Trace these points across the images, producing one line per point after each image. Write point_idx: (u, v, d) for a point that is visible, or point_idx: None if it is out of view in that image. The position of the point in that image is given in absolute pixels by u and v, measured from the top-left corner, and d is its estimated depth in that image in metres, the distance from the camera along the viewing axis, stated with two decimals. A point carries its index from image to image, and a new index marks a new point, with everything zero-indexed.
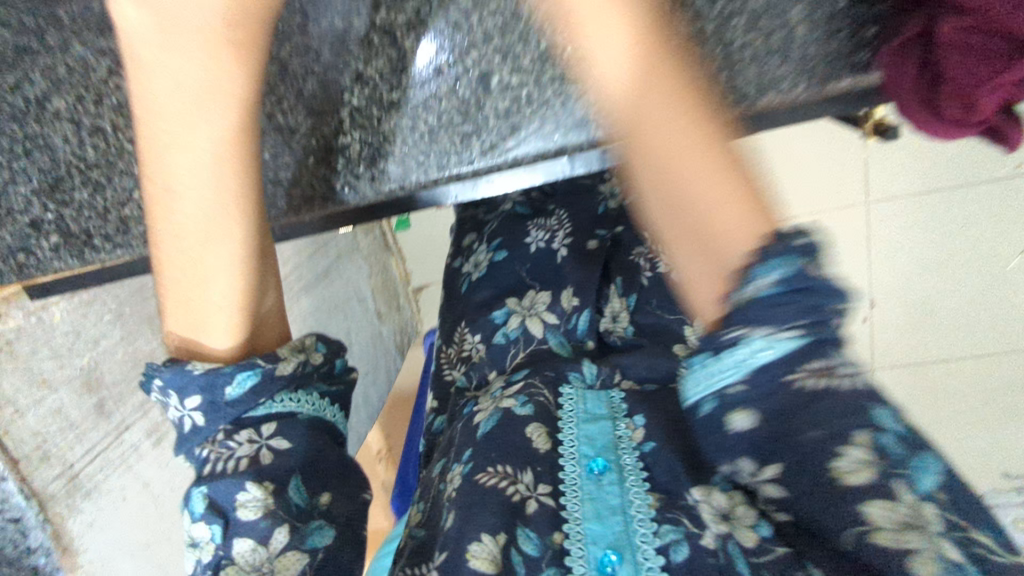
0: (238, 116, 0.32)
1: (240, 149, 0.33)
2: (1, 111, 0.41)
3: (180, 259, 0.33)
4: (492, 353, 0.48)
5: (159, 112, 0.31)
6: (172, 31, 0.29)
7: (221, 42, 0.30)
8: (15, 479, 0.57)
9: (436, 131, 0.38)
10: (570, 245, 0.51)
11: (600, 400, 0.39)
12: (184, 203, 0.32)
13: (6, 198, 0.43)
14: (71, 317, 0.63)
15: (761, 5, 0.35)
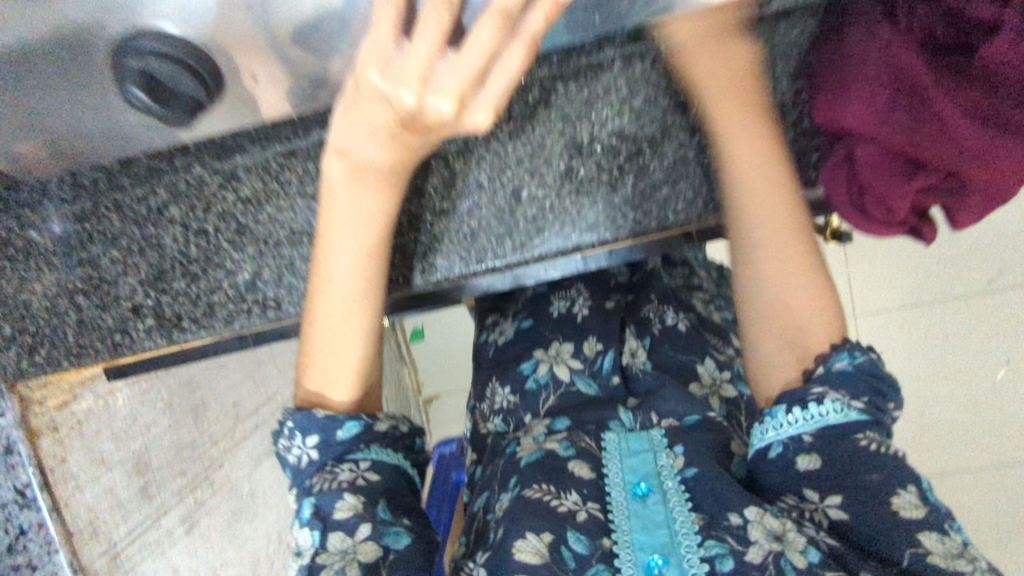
0: (382, 235, 0.44)
1: (377, 258, 0.44)
2: (124, 216, 0.50)
3: (327, 329, 0.45)
4: (526, 399, 0.56)
5: (336, 228, 0.43)
6: (359, 178, 0.41)
7: (388, 184, 0.41)
8: (67, 552, 0.60)
9: (476, 233, 0.48)
10: (590, 307, 0.61)
11: (642, 438, 0.49)
12: (336, 291, 0.44)
13: (114, 287, 0.52)
14: (132, 402, 0.69)
15: None
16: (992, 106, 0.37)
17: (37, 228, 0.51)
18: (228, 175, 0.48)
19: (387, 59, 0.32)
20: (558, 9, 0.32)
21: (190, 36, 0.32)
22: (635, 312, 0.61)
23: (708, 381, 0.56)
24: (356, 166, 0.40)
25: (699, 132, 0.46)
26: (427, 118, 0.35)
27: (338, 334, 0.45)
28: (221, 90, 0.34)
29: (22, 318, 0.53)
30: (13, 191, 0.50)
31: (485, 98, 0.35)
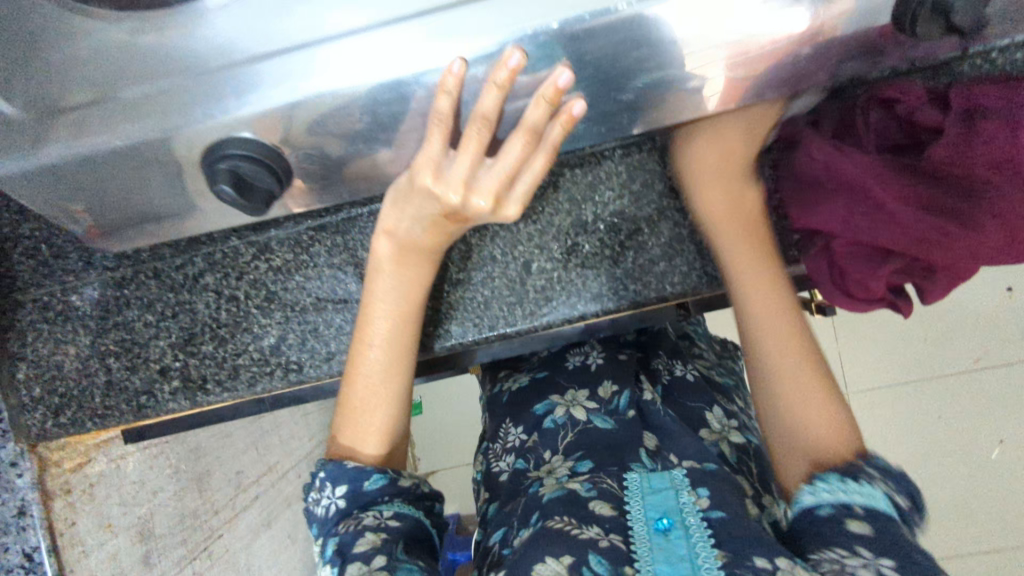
0: (419, 303, 0.47)
1: (412, 327, 0.48)
2: (162, 283, 0.54)
3: (364, 395, 0.48)
4: (544, 437, 0.59)
5: (377, 298, 0.47)
6: (405, 254, 0.46)
7: (429, 257, 0.46)
8: None
9: (489, 301, 0.52)
10: (603, 358, 0.67)
11: (664, 476, 0.48)
12: (373, 358, 0.47)
13: (145, 349, 0.55)
14: (141, 466, 0.71)
15: (718, 219, 0.50)
16: (940, 197, 0.41)
17: (80, 293, 0.55)
18: (261, 248, 0.53)
19: (435, 167, 0.38)
20: (573, 120, 0.37)
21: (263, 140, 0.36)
22: (645, 364, 0.67)
23: (718, 427, 0.58)
24: (399, 247, 0.45)
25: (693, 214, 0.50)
26: (468, 212, 0.41)
27: (372, 399, 0.48)
28: (287, 183, 0.39)
29: (53, 378, 0.56)
30: (62, 260, 0.54)
31: (517, 193, 0.41)
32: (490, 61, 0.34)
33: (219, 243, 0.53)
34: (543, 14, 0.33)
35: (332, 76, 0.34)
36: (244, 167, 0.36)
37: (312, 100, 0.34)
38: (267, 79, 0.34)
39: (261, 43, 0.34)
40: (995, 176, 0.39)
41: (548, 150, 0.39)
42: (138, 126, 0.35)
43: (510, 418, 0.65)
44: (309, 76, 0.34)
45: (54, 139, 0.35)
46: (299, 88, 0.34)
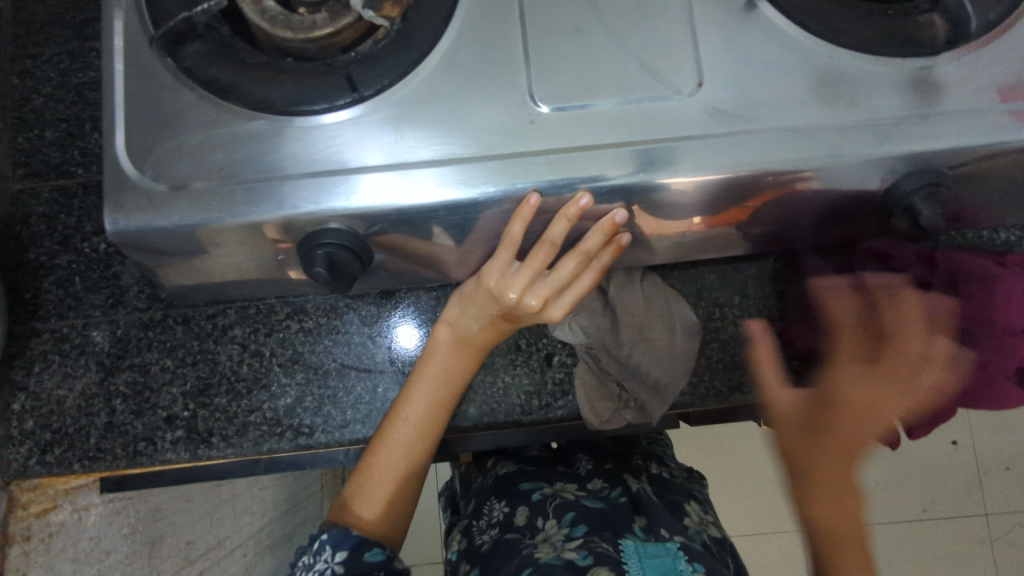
0: (459, 390, 0.51)
1: (446, 408, 0.51)
2: (190, 330, 0.55)
3: (383, 467, 0.50)
4: (538, 510, 0.66)
5: (423, 377, 0.50)
6: (459, 344, 0.50)
7: (477, 349, 0.50)
8: None
9: (509, 388, 0.54)
10: (591, 463, 0.76)
11: (659, 546, 0.57)
12: (402, 431, 0.50)
13: (155, 395, 0.55)
14: (102, 522, 0.64)
15: (730, 337, 0.55)
16: None
17: (102, 329, 0.55)
18: (295, 309, 0.55)
19: (500, 275, 0.46)
20: (620, 249, 0.47)
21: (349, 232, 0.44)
22: (628, 463, 0.78)
23: (698, 520, 0.70)
24: (456, 338, 0.50)
25: (706, 329, 0.55)
26: (521, 313, 0.47)
27: (392, 472, 0.50)
28: (368, 264, 0.46)
29: (50, 413, 0.54)
30: (94, 293, 0.56)
31: (565, 302, 0.47)
32: (560, 194, 0.43)
33: (258, 300, 0.55)
34: (571, 172, 0.42)
35: (404, 193, 0.42)
36: (337, 252, 0.43)
37: (377, 207, 0.42)
38: (352, 187, 0.42)
39: (364, 162, 0.43)
40: (977, 334, 0.47)
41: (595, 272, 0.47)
42: (239, 197, 0.42)
43: (501, 503, 0.72)
44: (390, 188, 0.42)
45: (177, 208, 0.42)
46: (370, 196, 0.42)
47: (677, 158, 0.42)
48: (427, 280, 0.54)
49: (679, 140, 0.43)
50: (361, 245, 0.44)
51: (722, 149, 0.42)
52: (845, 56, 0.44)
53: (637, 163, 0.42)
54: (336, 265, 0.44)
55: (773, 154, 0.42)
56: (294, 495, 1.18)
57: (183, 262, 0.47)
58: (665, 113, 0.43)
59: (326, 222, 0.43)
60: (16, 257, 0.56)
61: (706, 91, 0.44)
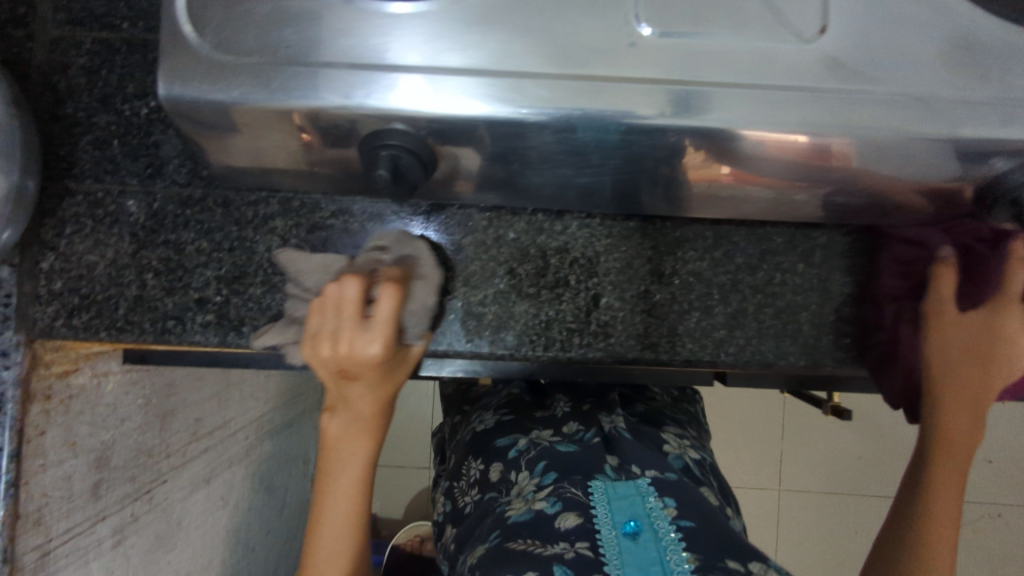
0: (366, 449, 0.48)
1: (359, 470, 0.48)
2: (229, 215, 0.53)
3: (318, 540, 0.48)
4: (511, 464, 0.70)
5: (328, 458, 0.48)
6: (350, 424, 0.47)
7: (364, 425, 0.48)
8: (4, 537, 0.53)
9: (551, 323, 0.52)
10: (570, 406, 0.79)
11: (629, 484, 0.59)
12: (333, 503, 0.48)
13: (188, 274, 0.53)
14: (120, 390, 0.65)
15: (783, 306, 0.52)
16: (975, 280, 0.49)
17: (138, 200, 0.53)
18: (341, 209, 0.53)
19: (332, 335, 0.42)
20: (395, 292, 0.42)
21: (416, 134, 0.41)
22: (606, 400, 0.80)
23: (677, 445, 0.73)
24: (344, 421, 0.47)
25: (763, 293, 0.52)
26: (351, 360, 0.42)
27: (338, 552, 0.48)
28: (432, 170, 0.44)
29: (79, 277, 0.53)
30: (133, 160, 0.53)
31: (376, 332, 0.41)
32: (647, 131, 0.40)
33: (304, 195, 0.53)
34: (664, 110, 0.39)
35: (481, 105, 0.39)
36: (401, 154, 0.41)
37: (443, 114, 0.39)
38: (428, 90, 0.39)
39: (405, 61, 0.39)
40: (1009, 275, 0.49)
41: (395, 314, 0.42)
42: (305, 80, 0.39)
43: (481, 455, 0.76)
44: (467, 98, 0.39)
45: (237, 82, 0.39)
46: (437, 102, 0.39)
47: (750, 111, 0.39)
48: (482, 199, 0.51)
49: (751, 88, 0.39)
50: (425, 151, 0.42)
51: (833, 108, 0.39)
52: (987, 22, 0.40)
53: (682, 107, 0.39)
54: (398, 167, 0.42)
55: (874, 121, 0.39)
56: (297, 387, 1.20)
57: (233, 139, 0.44)
58: (771, 57, 0.39)
59: (392, 123, 0.40)
60: (52, 110, 0.53)
61: (828, 39, 0.39)
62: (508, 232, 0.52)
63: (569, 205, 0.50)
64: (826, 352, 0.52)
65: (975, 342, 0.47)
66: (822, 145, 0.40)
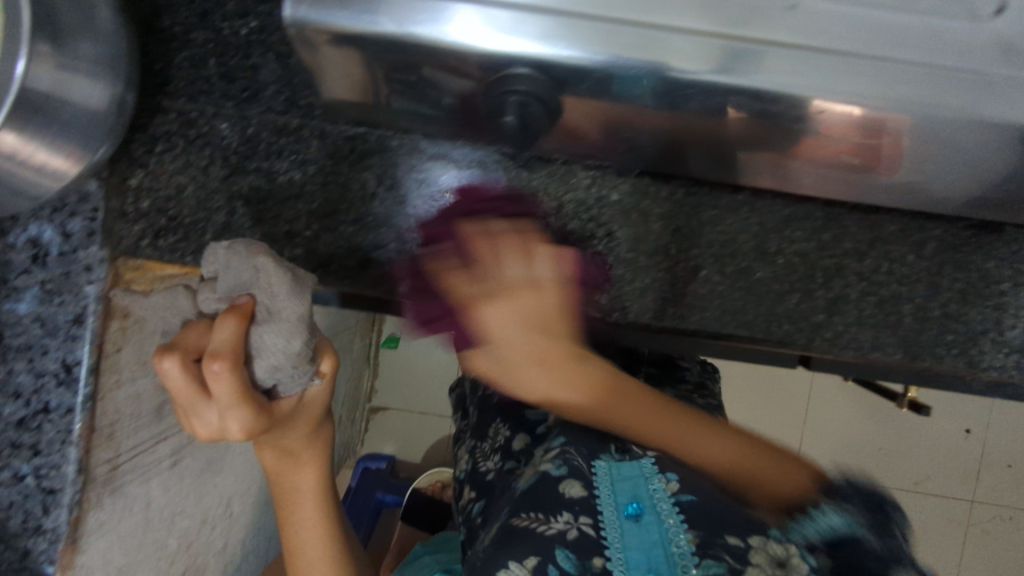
0: (315, 468, 0.55)
1: (317, 485, 0.56)
2: (325, 149, 0.51)
3: (296, 552, 0.57)
4: (536, 438, 0.71)
5: (280, 485, 0.55)
6: (286, 457, 0.53)
7: (305, 452, 0.54)
8: (80, 450, 0.53)
9: (647, 291, 0.51)
10: None
11: (637, 463, 0.56)
12: (299, 517, 0.56)
13: (280, 206, 0.52)
14: None
15: (886, 296, 0.51)
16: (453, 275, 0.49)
17: (232, 123, 0.52)
18: (440, 153, 0.51)
19: (193, 418, 0.43)
20: (230, 365, 0.41)
21: (550, 79, 0.39)
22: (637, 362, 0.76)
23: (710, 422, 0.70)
24: (280, 454, 0.53)
25: (867, 282, 0.50)
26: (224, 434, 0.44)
27: (316, 561, 0.57)
28: (556, 120, 0.42)
29: (168, 198, 0.53)
30: (227, 82, 0.51)
31: (228, 406, 0.42)
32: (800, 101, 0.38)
33: (403, 135, 0.51)
34: (823, 78, 0.37)
35: (620, 51, 0.37)
36: (528, 101, 0.39)
37: (583, 58, 0.37)
38: (566, 33, 0.37)
39: None
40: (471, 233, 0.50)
41: (237, 389, 0.42)
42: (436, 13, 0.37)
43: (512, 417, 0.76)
44: (609, 44, 0.37)
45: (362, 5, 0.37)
46: (575, 46, 0.37)
47: (874, 85, 0.37)
48: (592, 156, 0.49)
49: (811, 50, 0.37)
50: (554, 99, 0.40)
51: (1000, 94, 0.37)
52: None
53: (724, 62, 0.37)
54: (525, 115, 0.41)
55: (948, 104, 0.37)
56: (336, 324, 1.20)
57: (351, 70, 0.42)
58: (831, 17, 0.38)
59: (512, 68, 0.38)
60: (148, 19, 0.50)
61: (1002, 22, 0.38)
62: (613, 193, 0.50)
63: (684, 171, 0.48)
64: (925, 347, 0.51)
65: (540, 326, 0.46)
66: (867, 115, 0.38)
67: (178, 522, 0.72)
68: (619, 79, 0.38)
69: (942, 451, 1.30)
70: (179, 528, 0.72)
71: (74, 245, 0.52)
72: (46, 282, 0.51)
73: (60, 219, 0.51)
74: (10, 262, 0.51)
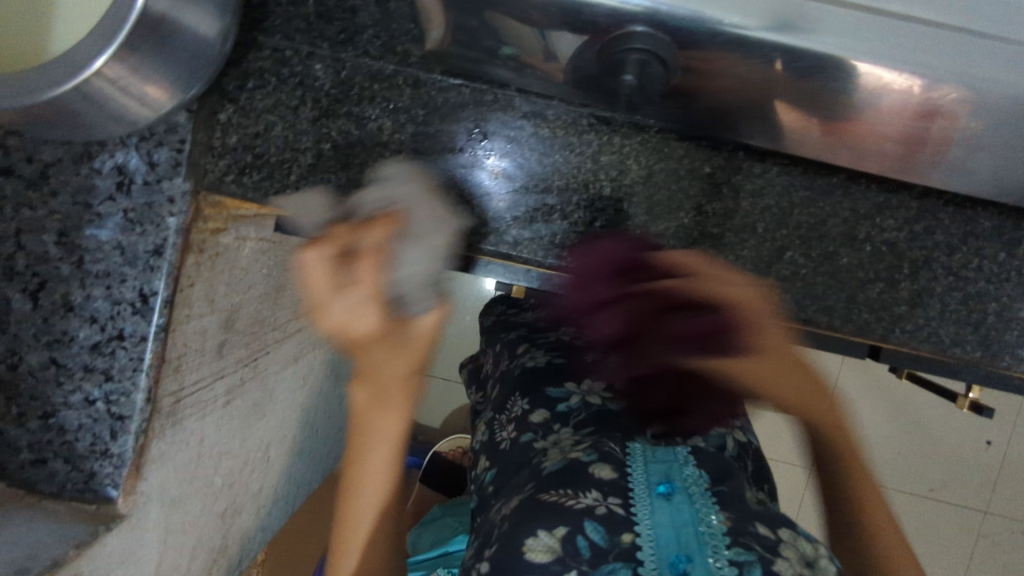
0: (400, 415, 0.48)
1: (397, 439, 0.49)
2: (418, 100, 0.51)
3: (356, 502, 0.50)
4: (558, 416, 0.69)
5: (360, 425, 0.48)
6: (381, 393, 0.47)
7: (397, 391, 0.47)
8: (150, 378, 0.53)
9: (729, 268, 0.51)
10: None
11: (669, 450, 0.57)
12: (370, 466, 0.49)
13: (369, 153, 0.53)
14: (253, 257, 0.64)
15: (974, 292, 0.50)
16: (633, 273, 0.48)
17: (326, 65, 0.51)
18: (535, 112, 0.51)
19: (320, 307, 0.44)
20: (378, 262, 0.44)
21: (669, 42, 0.41)
22: None
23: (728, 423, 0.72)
24: (371, 390, 0.47)
25: (955, 276, 0.50)
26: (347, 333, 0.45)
27: (368, 522, 0.51)
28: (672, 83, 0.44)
29: (255, 136, 0.53)
30: (326, 22, 0.51)
31: (366, 301, 0.44)
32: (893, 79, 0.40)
33: (498, 90, 0.50)
34: (907, 55, 0.39)
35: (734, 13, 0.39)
36: (649, 61, 0.42)
37: (699, 18, 0.40)
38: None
39: None
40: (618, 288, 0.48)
41: (373, 289, 0.44)
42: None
43: (526, 391, 0.75)
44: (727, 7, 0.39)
45: None
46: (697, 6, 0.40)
47: (947, 62, 0.39)
48: (691, 125, 0.48)
49: (857, 12, 0.39)
50: (675, 61, 0.42)
51: None
52: None
53: (775, 20, 0.39)
54: (645, 77, 0.43)
55: (978, 76, 0.39)
56: None
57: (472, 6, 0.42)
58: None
59: (630, 27, 0.41)
60: None
61: None
62: (704, 166, 0.50)
63: (781, 147, 0.48)
64: (1006, 346, 0.51)
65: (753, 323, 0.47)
66: (904, 86, 0.40)
67: (226, 460, 0.71)
68: (678, 31, 0.41)
69: (969, 464, 1.26)
70: (224, 466, 0.71)
71: (158, 176, 0.51)
72: (128, 211, 0.51)
73: (148, 148, 0.51)
74: (95, 187, 0.51)
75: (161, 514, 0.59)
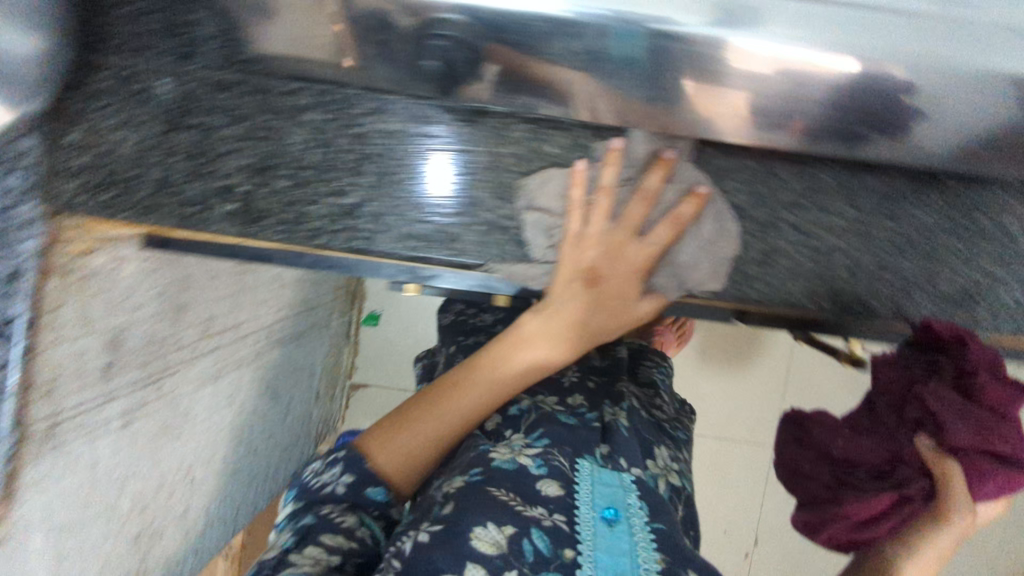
0: (562, 355, 0.59)
1: (543, 371, 0.60)
2: (264, 106, 0.52)
3: (459, 399, 0.59)
4: (509, 420, 0.65)
5: (530, 333, 0.59)
6: (573, 325, 0.57)
7: (567, 329, 0.57)
8: (14, 404, 0.53)
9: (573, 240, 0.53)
10: (574, 378, 0.74)
11: (615, 474, 0.59)
12: (508, 377, 0.59)
13: (218, 162, 0.53)
14: (135, 277, 0.64)
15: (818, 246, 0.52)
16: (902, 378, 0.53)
17: (169, 80, 0.51)
18: (380, 107, 0.51)
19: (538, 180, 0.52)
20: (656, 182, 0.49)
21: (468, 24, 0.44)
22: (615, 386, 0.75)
23: (663, 464, 0.69)
24: (574, 324, 0.57)
25: (799, 232, 0.52)
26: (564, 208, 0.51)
27: (452, 420, 0.59)
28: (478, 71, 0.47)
29: (102, 154, 0.53)
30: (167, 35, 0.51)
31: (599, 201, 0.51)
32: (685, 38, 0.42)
33: (340, 89, 0.51)
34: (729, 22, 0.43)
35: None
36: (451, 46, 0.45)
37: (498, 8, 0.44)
38: None
39: None
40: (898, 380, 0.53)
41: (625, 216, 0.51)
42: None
43: None
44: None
45: None
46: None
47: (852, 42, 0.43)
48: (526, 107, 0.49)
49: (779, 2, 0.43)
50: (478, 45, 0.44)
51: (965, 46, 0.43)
52: None
53: (714, 16, 0.43)
54: (449, 60, 0.46)
55: (840, 41, 0.43)
56: (309, 300, 1.20)
57: None
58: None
59: (438, 14, 0.44)
60: None
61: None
62: (547, 145, 0.51)
63: (616, 121, 0.49)
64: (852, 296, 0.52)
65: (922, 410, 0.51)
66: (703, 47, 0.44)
67: (131, 483, 0.70)
68: (619, 36, 0.44)
69: None
70: (130, 489, 0.71)
71: None
72: None
73: None
74: None
75: (48, 539, 0.59)
